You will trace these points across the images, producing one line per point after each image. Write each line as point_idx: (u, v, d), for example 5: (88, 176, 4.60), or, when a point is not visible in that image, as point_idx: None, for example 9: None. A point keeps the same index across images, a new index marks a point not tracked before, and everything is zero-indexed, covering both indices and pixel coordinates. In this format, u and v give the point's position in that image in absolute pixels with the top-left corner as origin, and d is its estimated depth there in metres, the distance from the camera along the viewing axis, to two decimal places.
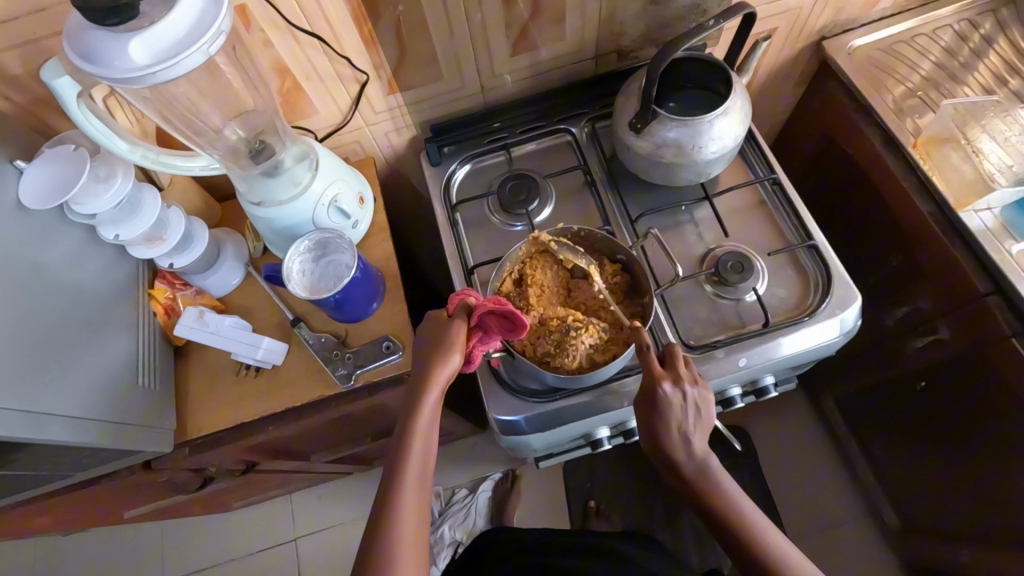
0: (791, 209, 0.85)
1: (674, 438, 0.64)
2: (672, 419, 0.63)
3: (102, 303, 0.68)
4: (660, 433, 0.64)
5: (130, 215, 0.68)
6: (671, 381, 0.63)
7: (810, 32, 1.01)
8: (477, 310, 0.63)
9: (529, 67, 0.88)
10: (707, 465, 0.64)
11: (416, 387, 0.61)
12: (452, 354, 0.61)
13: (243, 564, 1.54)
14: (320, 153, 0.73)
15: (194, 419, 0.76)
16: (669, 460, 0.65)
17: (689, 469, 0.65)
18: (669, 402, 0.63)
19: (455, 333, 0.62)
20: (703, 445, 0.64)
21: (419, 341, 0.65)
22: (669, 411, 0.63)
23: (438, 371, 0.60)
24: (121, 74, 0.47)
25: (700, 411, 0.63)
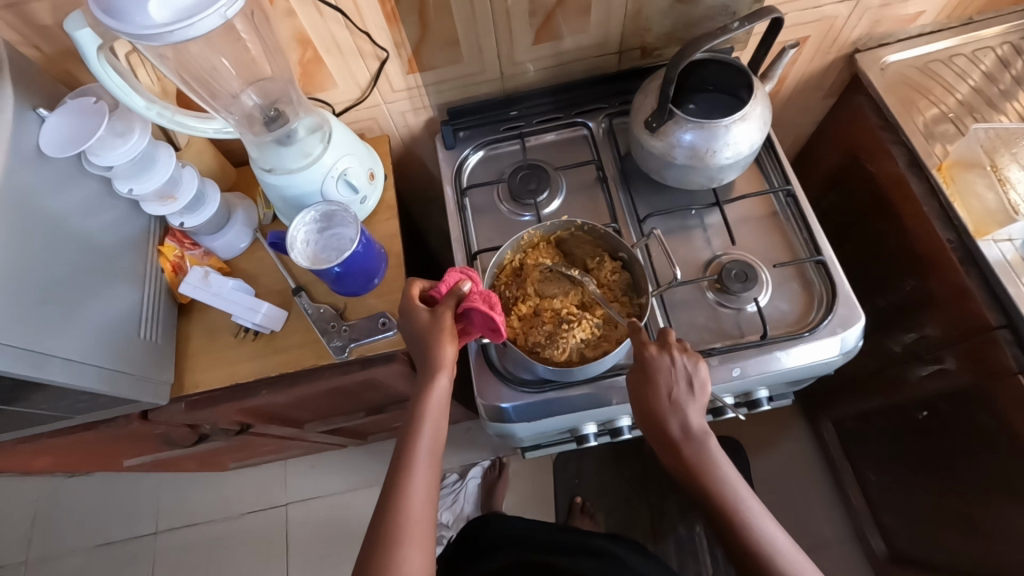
0: (803, 223, 0.83)
1: (665, 408, 0.64)
2: (661, 386, 0.64)
3: (106, 253, 0.69)
4: (651, 400, 0.64)
5: (144, 171, 0.69)
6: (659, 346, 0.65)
7: (844, 43, 0.98)
8: (467, 305, 0.63)
9: (551, 57, 0.88)
10: (702, 443, 0.64)
11: (424, 374, 0.64)
12: (444, 345, 0.62)
13: (235, 524, 1.58)
14: (334, 126, 0.74)
15: (192, 375, 0.78)
16: (664, 438, 0.65)
17: (685, 448, 0.64)
18: (658, 367, 0.64)
19: (440, 322, 0.63)
20: (697, 418, 0.64)
21: (408, 328, 0.65)
22: (657, 375, 0.64)
23: (443, 361, 0.62)
24: (140, 31, 0.47)
25: (693, 385, 0.64)
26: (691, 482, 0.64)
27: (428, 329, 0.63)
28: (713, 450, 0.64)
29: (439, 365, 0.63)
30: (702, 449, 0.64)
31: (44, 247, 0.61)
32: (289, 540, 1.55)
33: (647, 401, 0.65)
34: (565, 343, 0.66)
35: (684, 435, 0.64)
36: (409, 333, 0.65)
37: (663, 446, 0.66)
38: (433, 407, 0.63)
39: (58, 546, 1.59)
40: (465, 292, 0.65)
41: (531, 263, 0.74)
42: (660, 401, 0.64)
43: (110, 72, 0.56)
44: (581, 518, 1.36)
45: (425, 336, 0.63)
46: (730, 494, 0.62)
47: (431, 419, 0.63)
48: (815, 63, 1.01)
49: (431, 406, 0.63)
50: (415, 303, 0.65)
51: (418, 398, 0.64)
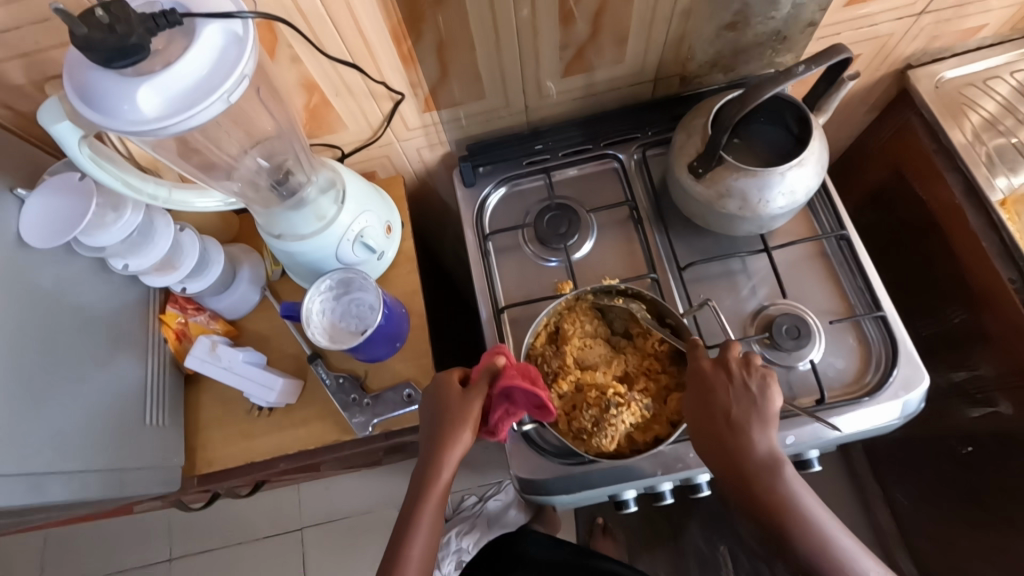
0: (859, 271, 0.76)
1: (727, 432, 0.57)
2: (721, 406, 0.58)
3: (101, 336, 0.63)
4: (712, 423, 0.58)
5: (140, 244, 0.62)
6: (713, 364, 0.60)
7: (897, 59, 0.90)
8: (504, 381, 0.59)
9: (580, 88, 0.79)
10: (777, 473, 0.55)
11: (428, 457, 0.60)
12: (463, 430, 0.58)
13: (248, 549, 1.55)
14: (347, 181, 0.67)
15: (203, 453, 0.72)
16: (731, 471, 0.56)
17: (757, 481, 0.55)
18: (716, 384, 0.59)
19: (466, 405, 0.59)
20: (767, 443, 0.57)
21: (428, 403, 0.62)
22: (716, 394, 0.58)
23: (453, 450, 0.58)
24: (128, 125, 0.40)
25: (761, 405, 0.57)
26: (769, 521, 0.55)
27: (449, 409, 0.59)
28: (790, 479, 0.55)
29: (445, 454, 0.58)
30: (779, 482, 0.55)
31: (28, 352, 0.54)
32: (305, 565, 1.52)
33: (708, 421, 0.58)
34: (614, 431, 0.60)
35: (756, 461, 0.56)
36: (427, 410, 0.62)
37: (728, 478, 0.57)
38: (434, 493, 0.59)
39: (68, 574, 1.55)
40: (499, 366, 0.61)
41: (569, 330, 0.68)
42: (721, 424, 0.57)
43: (99, 163, 0.49)
44: (602, 539, 1.35)
45: (443, 416, 0.60)
46: (815, 532, 0.54)
47: (431, 505, 0.59)
48: (863, 80, 0.93)
49: (435, 494, 0.59)
50: (451, 378, 0.61)
51: (420, 480, 0.60)
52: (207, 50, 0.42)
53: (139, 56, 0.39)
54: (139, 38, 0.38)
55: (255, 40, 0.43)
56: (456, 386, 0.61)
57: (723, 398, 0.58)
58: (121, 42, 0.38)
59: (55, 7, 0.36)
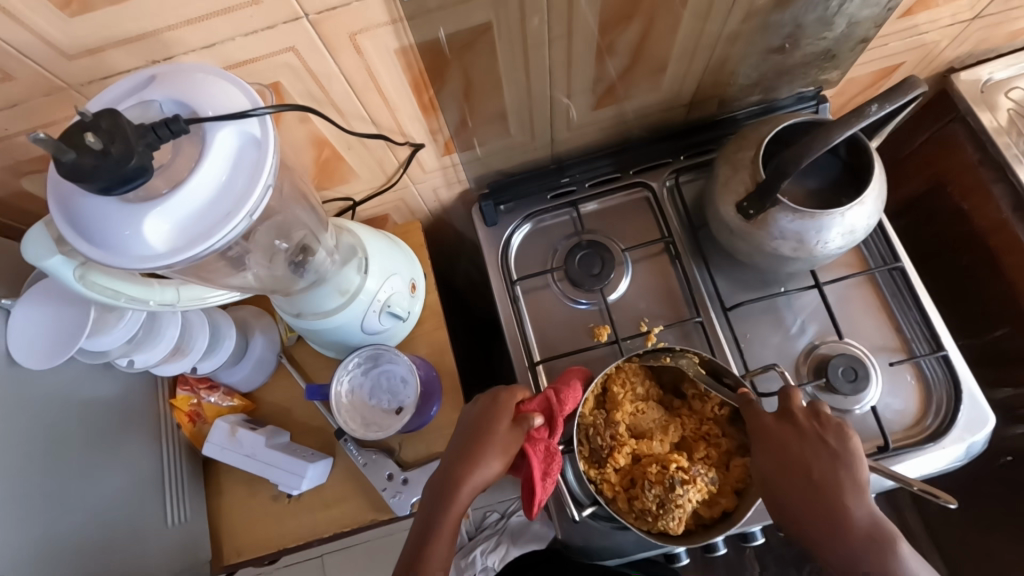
0: (914, 304, 0.72)
1: (813, 493, 0.51)
2: (799, 463, 0.53)
3: (113, 438, 0.57)
4: (793, 483, 0.52)
5: (146, 335, 0.55)
6: (779, 419, 0.56)
7: (941, 63, 0.84)
8: (525, 452, 0.56)
9: (611, 117, 0.73)
10: (886, 541, 0.48)
11: (449, 481, 0.54)
12: (494, 459, 0.54)
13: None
14: (370, 247, 0.60)
15: (229, 542, 0.67)
16: (829, 540, 0.50)
17: (864, 549, 0.48)
18: (787, 439, 0.54)
19: (505, 440, 0.55)
20: (864, 504, 0.50)
21: (463, 422, 0.59)
22: (790, 450, 0.54)
23: (476, 461, 0.53)
24: (137, 261, 0.34)
25: (850, 462, 0.52)
26: None
27: (480, 426, 0.56)
28: (903, 550, 0.48)
29: (466, 470, 0.53)
30: (885, 552, 0.48)
31: (41, 485, 0.48)
32: None
33: (789, 479, 0.53)
34: (681, 513, 0.55)
35: (856, 525, 0.49)
36: (460, 430, 0.58)
37: (821, 543, 0.50)
38: (444, 526, 0.52)
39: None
40: (535, 432, 0.57)
41: (619, 394, 0.63)
42: (803, 484, 0.52)
43: (105, 287, 0.42)
44: None
45: (476, 438, 0.55)
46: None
47: (445, 535, 0.51)
48: None
49: (449, 521, 0.52)
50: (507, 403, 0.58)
51: (433, 505, 0.53)
52: (219, 160, 0.35)
53: (142, 178, 0.33)
54: (141, 159, 0.32)
55: (275, 138, 0.37)
56: (497, 414, 0.57)
57: (801, 454, 0.53)
58: (118, 172, 0.31)
59: (35, 135, 0.28)
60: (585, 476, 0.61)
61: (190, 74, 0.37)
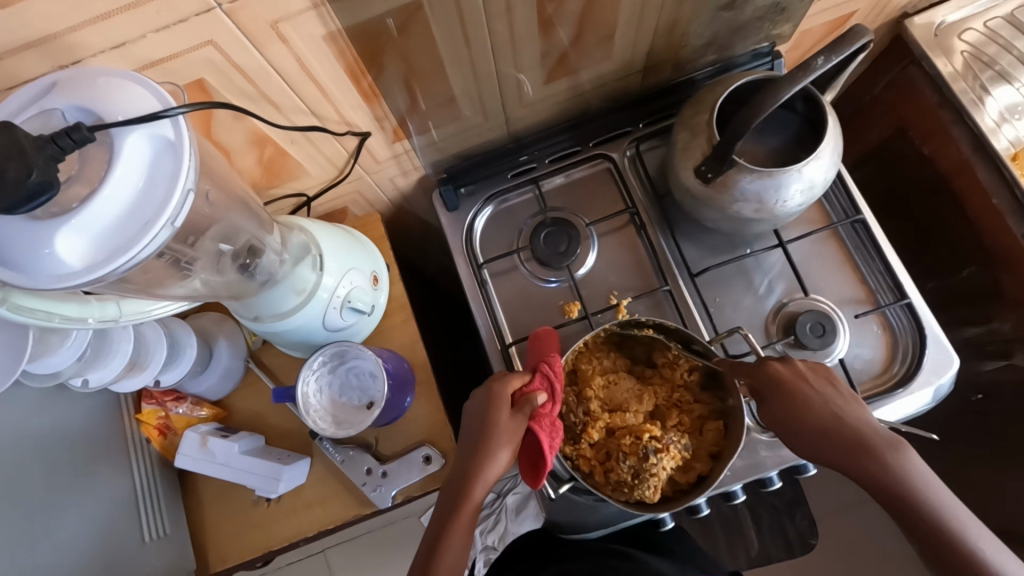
0: (877, 254, 0.73)
1: (817, 415, 0.53)
2: (800, 391, 0.54)
3: (73, 461, 0.55)
4: (796, 408, 0.54)
5: (97, 354, 0.54)
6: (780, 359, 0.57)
7: (894, 9, 0.83)
8: (534, 428, 0.55)
9: (565, 89, 0.71)
10: (894, 448, 0.49)
11: (460, 477, 0.54)
12: (501, 449, 0.53)
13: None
14: (323, 244, 0.59)
15: (213, 551, 0.66)
16: (840, 454, 0.51)
17: (874, 458, 0.49)
18: (786, 373, 0.56)
19: (510, 427, 0.55)
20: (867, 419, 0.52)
21: (468, 415, 0.58)
22: (790, 382, 0.55)
23: (485, 461, 0.53)
24: (55, 282, 0.32)
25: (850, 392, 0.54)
26: (899, 507, 0.47)
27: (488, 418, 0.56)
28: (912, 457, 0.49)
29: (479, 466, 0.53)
30: (900, 461, 0.48)
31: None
32: None
33: (802, 412, 0.53)
34: (657, 481, 0.56)
35: (867, 435, 0.51)
36: (467, 423, 0.58)
37: (844, 462, 0.51)
38: (460, 517, 0.51)
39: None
40: (540, 409, 0.57)
41: (589, 369, 0.64)
42: (807, 409, 0.53)
43: (30, 312, 0.39)
44: None
45: (481, 432, 0.55)
46: (949, 514, 0.46)
47: (461, 530, 0.51)
48: None
49: (465, 515, 0.52)
50: (508, 392, 0.57)
51: (451, 500, 0.53)
52: (134, 167, 0.33)
53: (48, 195, 0.31)
54: (42, 174, 0.30)
55: (192, 141, 0.35)
56: (498, 405, 0.57)
57: (801, 385, 0.55)
58: (15, 190, 0.29)
59: None
60: (561, 454, 0.61)
61: (93, 80, 0.34)
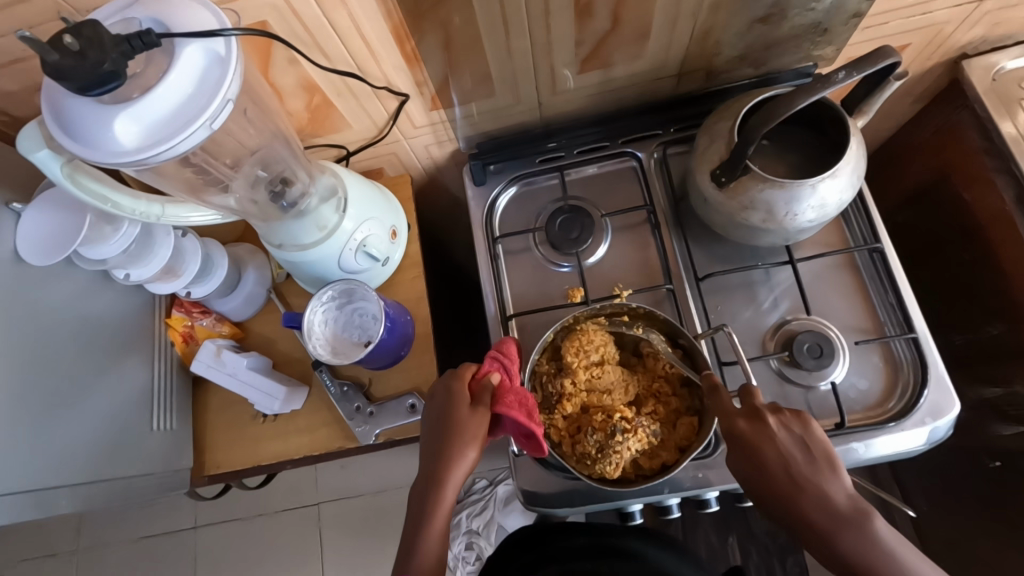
0: (890, 286, 0.72)
1: (788, 489, 0.52)
2: (772, 460, 0.52)
3: (106, 344, 0.62)
4: (768, 481, 0.52)
5: (142, 254, 0.61)
6: (750, 420, 0.54)
7: (950, 48, 0.81)
8: (501, 407, 0.58)
9: (598, 83, 0.75)
10: (862, 527, 0.50)
11: (431, 479, 0.58)
12: (469, 450, 0.57)
13: (245, 528, 1.46)
14: (350, 189, 0.64)
15: (210, 456, 0.72)
16: (808, 530, 0.52)
17: (842, 538, 0.50)
18: (761, 440, 0.53)
19: (474, 424, 0.58)
20: (838, 494, 0.51)
21: (431, 414, 0.61)
22: (763, 450, 0.52)
23: (455, 465, 0.57)
24: (112, 158, 0.39)
25: (824, 455, 0.52)
26: None
27: (451, 421, 0.58)
28: (878, 531, 0.50)
29: (448, 471, 0.57)
30: (869, 537, 0.50)
31: (35, 370, 0.54)
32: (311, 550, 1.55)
33: (771, 479, 0.52)
34: (619, 458, 0.58)
35: (834, 513, 0.51)
36: (430, 422, 0.60)
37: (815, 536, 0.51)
38: (435, 515, 0.57)
39: (54, 546, 1.48)
40: (500, 388, 0.59)
41: (573, 362, 0.62)
42: (777, 481, 0.52)
43: (85, 186, 0.47)
44: None
45: (446, 433, 0.58)
46: None
47: (435, 528, 0.57)
48: (910, 72, 0.85)
49: (440, 515, 0.57)
50: (462, 388, 0.60)
51: (424, 498, 0.58)
52: (188, 73, 0.39)
53: (116, 82, 0.37)
54: (115, 64, 0.36)
55: (240, 60, 0.41)
56: (457, 403, 0.59)
57: (774, 451, 0.52)
58: (89, 72, 0.35)
59: (20, 33, 0.32)
60: None
61: None
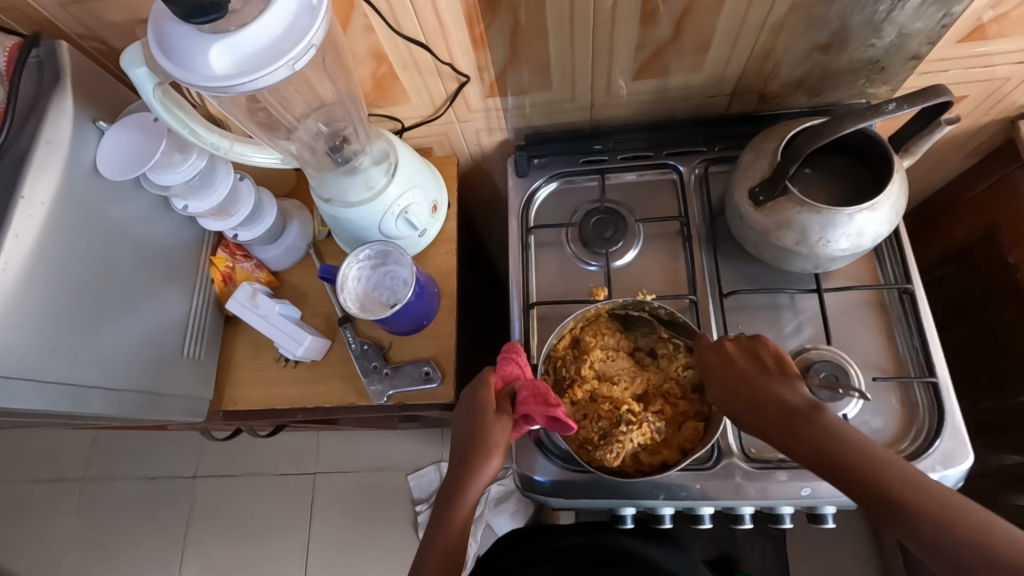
0: (917, 329, 0.71)
1: (748, 397, 0.57)
2: (733, 375, 0.58)
3: (156, 266, 0.66)
4: (730, 394, 0.58)
5: (202, 189, 0.66)
6: (714, 347, 0.61)
7: (1008, 106, 0.80)
8: (520, 407, 0.58)
9: (651, 92, 0.77)
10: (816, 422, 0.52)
11: (455, 482, 0.57)
12: (494, 454, 0.57)
13: (241, 485, 1.49)
14: (401, 155, 0.68)
15: (231, 392, 0.76)
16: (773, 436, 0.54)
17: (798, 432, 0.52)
18: (722, 359, 0.60)
19: (498, 428, 0.58)
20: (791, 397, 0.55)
21: (457, 419, 0.61)
22: (725, 368, 0.59)
23: (482, 468, 0.56)
24: (203, 82, 0.42)
25: (774, 363, 0.57)
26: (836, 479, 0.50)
27: (479, 423, 0.59)
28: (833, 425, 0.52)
29: (475, 474, 0.56)
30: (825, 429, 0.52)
31: (92, 275, 0.58)
32: None
33: (733, 390, 0.58)
34: (620, 448, 0.61)
35: (791, 413, 0.54)
36: (455, 427, 0.61)
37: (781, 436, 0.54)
38: (452, 533, 0.55)
39: (62, 471, 1.54)
40: (519, 388, 0.60)
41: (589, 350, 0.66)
42: (738, 394, 0.57)
43: (169, 108, 0.52)
44: None
45: (473, 437, 0.58)
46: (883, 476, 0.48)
47: (453, 535, 0.55)
48: (964, 125, 0.84)
49: (460, 521, 0.55)
50: (486, 393, 0.60)
51: (445, 501, 0.57)
52: (281, 16, 0.43)
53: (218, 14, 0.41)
54: None
55: (329, 11, 0.44)
56: (483, 410, 0.59)
57: (734, 370, 0.59)
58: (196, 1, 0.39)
59: None
60: None
61: None
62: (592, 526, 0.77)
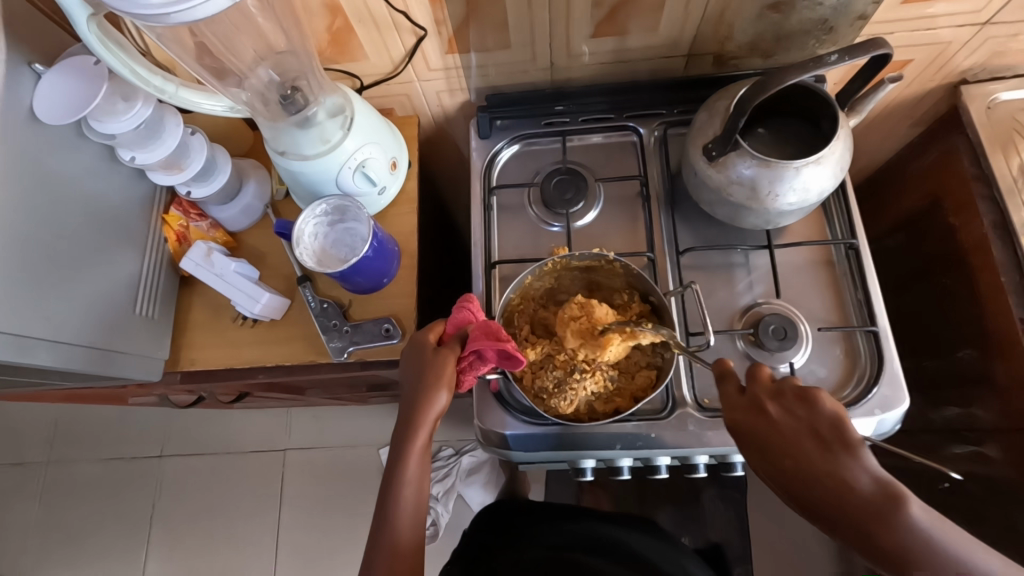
0: (860, 283, 0.74)
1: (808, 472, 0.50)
2: (784, 446, 0.52)
3: (104, 219, 0.65)
4: (780, 460, 0.52)
5: (150, 140, 0.64)
6: (750, 412, 0.55)
7: (951, 71, 0.83)
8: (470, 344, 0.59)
9: (610, 52, 0.78)
10: (886, 497, 0.47)
11: (404, 425, 0.58)
12: (438, 392, 0.58)
13: (210, 464, 1.47)
14: (357, 108, 0.67)
15: (188, 353, 0.74)
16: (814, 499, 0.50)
17: (864, 503, 0.47)
18: (774, 428, 0.53)
19: (438, 367, 0.59)
20: (862, 467, 0.49)
21: (404, 366, 0.62)
22: (774, 438, 0.52)
23: (427, 407, 0.58)
24: (137, 9, 0.41)
25: (834, 430, 0.51)
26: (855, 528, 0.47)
27: (423, 367, 0.59)
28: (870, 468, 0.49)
29: (423, 414, 0.58)
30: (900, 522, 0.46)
31: (34, 222, 0.56)
32: None
33: (797, 472, 0.51)
34: (574, 395, 0.65)
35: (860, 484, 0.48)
36: (404, 374, 0.62)
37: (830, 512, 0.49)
38: (410, 475, 0.57)
39: (20, 456, 1.50)
40: (469, 330, 0.61)
41: None
42: (791, 465, 0.51)
43: (108, 46, 0.51)
44: None
45: (417, 380, 0.59)
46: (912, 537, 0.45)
47: (410, 476, 0.57)
48: (910, 91, 0.88)
49: (413, 460, 0.57)
50: (429, 337, 0.62)
51: (398, 448, 0.58)
52: None
53: None
54: None
55: None
56: (427, 354, 0.60)
57: (784, 437, 0.52)
58: None
59: None
60: None
61: None
62: (563, 514, 0.75)
